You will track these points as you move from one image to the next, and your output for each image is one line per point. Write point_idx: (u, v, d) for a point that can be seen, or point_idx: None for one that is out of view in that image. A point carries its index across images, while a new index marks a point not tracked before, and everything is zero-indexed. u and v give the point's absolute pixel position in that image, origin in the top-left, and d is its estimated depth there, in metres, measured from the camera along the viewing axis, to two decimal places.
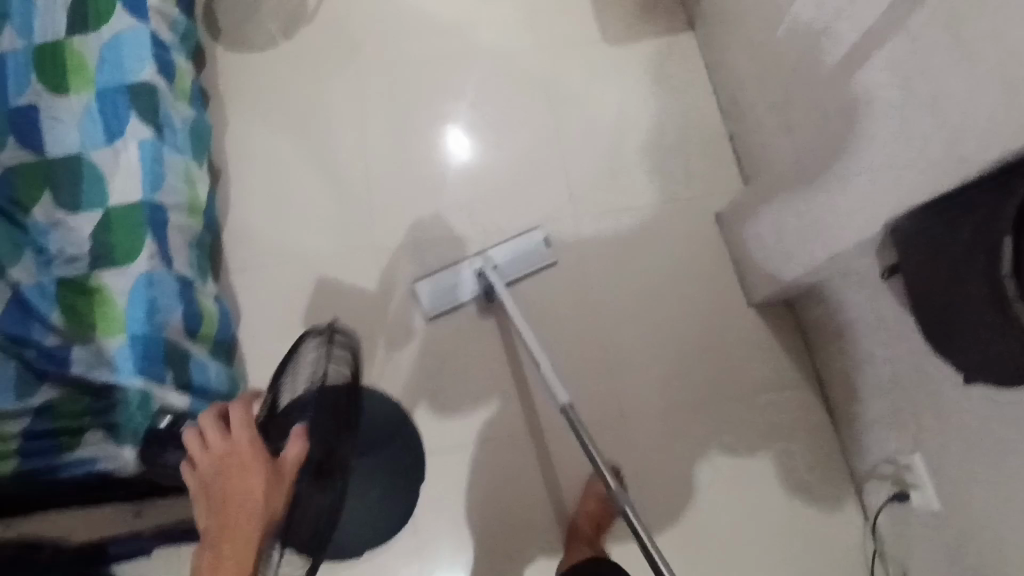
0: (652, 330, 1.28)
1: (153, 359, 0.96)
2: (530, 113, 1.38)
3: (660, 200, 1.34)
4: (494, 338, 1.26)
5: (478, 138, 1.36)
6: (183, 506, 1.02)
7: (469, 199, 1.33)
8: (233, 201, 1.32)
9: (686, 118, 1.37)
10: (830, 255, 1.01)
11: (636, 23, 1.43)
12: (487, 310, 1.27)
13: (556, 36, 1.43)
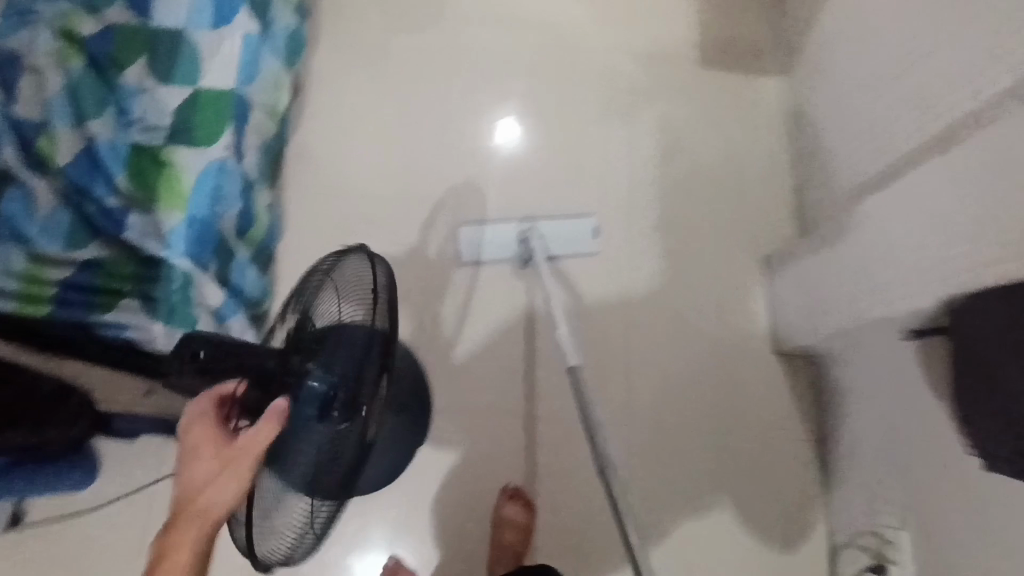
0: (675, 348, 1.31)
1: (205, 247, 0.95)
2: (608, 115, 1.40)
3: (711, 229, 1.37)
4: (525, 318, 1.26)
5: (552, 125, 1.38)
6: None
7: (530, 179, 1.34)
8: (304, 120, 1.33)
9: (752, 161, 1.41)
10: (870, 314, 1.04)
11: (727, 59, 1.45)
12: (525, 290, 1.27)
13: (650, 50, 1.45)
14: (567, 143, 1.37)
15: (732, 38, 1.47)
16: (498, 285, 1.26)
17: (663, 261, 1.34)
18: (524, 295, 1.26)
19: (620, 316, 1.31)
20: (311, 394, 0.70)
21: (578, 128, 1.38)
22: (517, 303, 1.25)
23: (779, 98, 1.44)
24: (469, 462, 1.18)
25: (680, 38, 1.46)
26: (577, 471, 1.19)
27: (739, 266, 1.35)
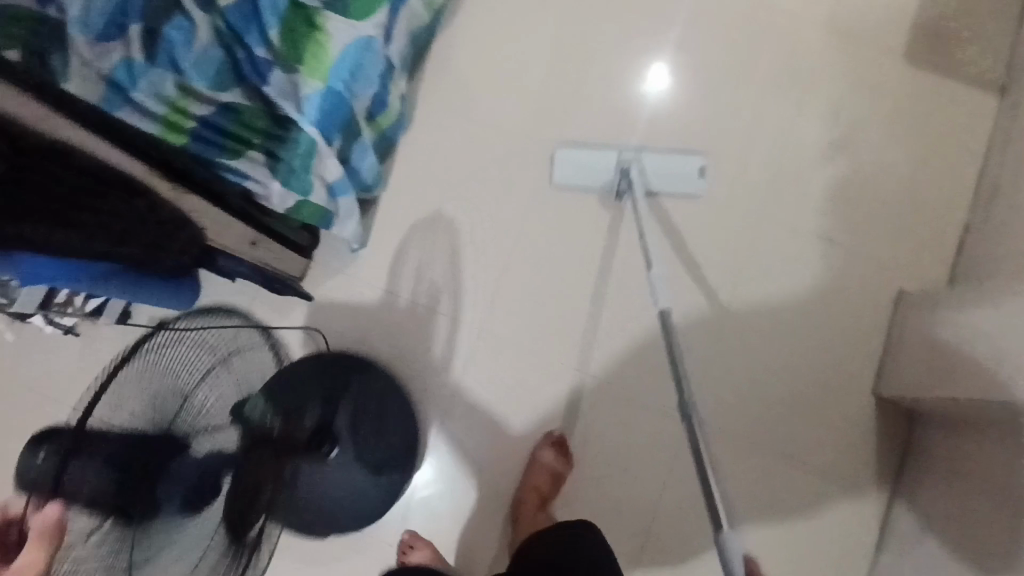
0: (761, 356, 1.22)
1: (331, 120, 0.98)
2: (777, 86, 1.25)
3: (849, 243, 1.23)
4: (616, 277, 1.21)
5: (709, 83, 1.25)
6: (279, 258, 1.12)
7: (667, 134, 1.24)
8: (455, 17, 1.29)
9: (925, 179, 1.22)
10: (989, 392, 0.91)
11: (940, 55, 1.24)
12: (627, 249, 1.20)
13: (851, 20, 1.25)
14: (718, 105, 1.25)
15: (959, 31, 1.24)
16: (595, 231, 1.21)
17: (780, 262, 1.23)
18: (621, 251, 1.21)
19: (715, 305, 1.23)
20: (184, 462, 0.74)
21: (739, 93, 1.25)
22: (612, 258, 1.21)
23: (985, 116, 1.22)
24: (518, 396, 1.20)
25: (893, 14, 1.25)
26: (616, 438, 1.18)
27: (867, 290, 1.22)
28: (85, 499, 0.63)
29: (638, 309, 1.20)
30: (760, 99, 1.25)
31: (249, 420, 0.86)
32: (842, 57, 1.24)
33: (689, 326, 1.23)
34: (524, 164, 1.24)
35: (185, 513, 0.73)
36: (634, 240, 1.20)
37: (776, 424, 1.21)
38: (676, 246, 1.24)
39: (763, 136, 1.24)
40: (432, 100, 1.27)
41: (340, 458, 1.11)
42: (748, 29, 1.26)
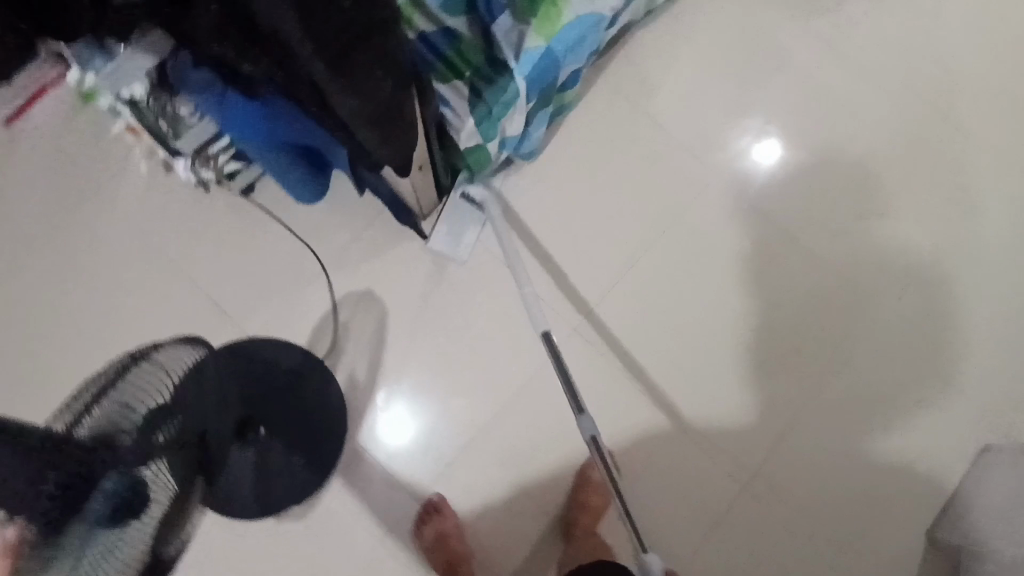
0: (831, 459, 1.24)
1: (536, 81, 0.97)
2: (922, 225, 1.32)
3: (948, 386, 1.26)
4: (721, 338, 1.28)
5: (860, 200, 1.32)
6: (419, 191, 1.10)
7: (807, 230, 1.32)
8: (651, 58, 1.37)
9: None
10: None
11: None
12: (736, 317, 1.28)
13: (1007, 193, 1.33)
14: (866, 222, 1.32)
15: None
16: (720, 296, 1.29)
17: (876, 380, 1.27)
18: (734, 320, 1.28)
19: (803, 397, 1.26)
20: (117, 476, 0.57)
21: (885, 216, 1.32)
22: (722, 321, 1.28)
23: None
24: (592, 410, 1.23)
25: None
26: (674, 487, 1.23)
27: (952, 434, 1.24)
28: (44, 505, 0.48)
29: (729, 373, 1.26)
30: (904, 230, 1.32)
31: (159, 431, 0.68)
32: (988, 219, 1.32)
33: (773, 407, 1.26)
34: (670, 206, 1.32)
35: (107, 523, 0.55)
36: (749, 317, 1.29)
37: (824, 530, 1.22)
38: (786, 332, 1.28)
39: (899, 265, 1.31)
40: (603, 117, 1.34)
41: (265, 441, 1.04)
42: (913, 163, 1.34)
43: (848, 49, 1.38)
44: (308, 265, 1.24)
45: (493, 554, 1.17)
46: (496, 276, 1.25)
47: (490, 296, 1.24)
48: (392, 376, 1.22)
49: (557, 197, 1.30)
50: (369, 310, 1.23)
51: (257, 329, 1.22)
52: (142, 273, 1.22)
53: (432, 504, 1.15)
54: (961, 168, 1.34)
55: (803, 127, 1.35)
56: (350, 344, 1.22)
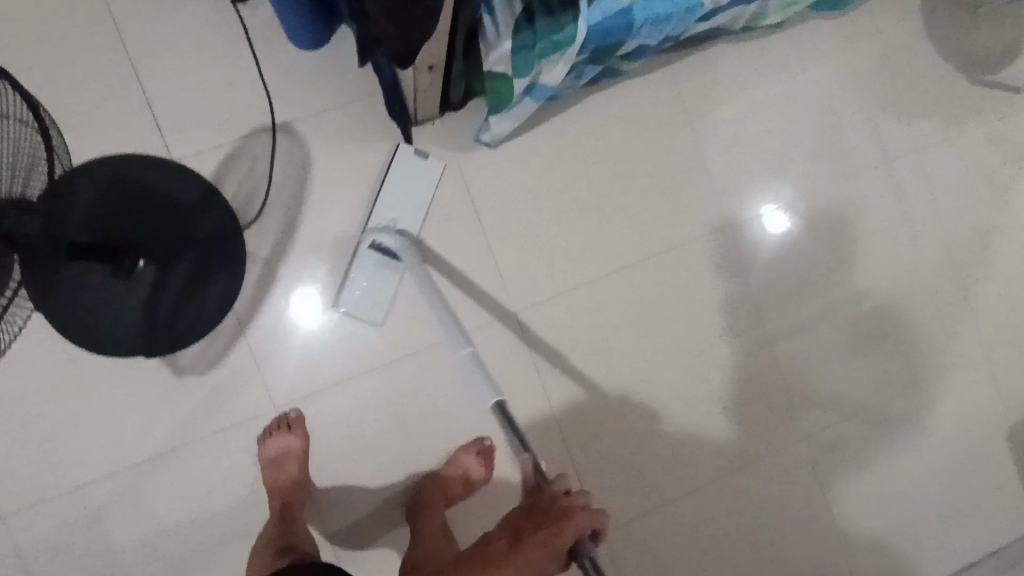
0: (690, 544, 1.21)
1: (599, 38, 0.84)
2: (883, 371, 1.27)
3: (827, 527, 1.24)
4: (648, 388, 1.20)
5: (839, 321, 1.26)
6: (418, 91, 0.93)
7: (779, 325, 1.24)
8: (720, 84, 1.23)
9: (919, 535, 1.26)
10: None
11: (1005, 462, 1.30)
12: (671, 375, 1.21)
13: (972, 380, 1.29)
14: (834, 343, 1.26)
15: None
16: (667, 349, 1.21)
17: (768, 492, 1.23)
18: (670, 377, 1.21)
19: (694, 477, 1.21)
20: None
21: (854, 347, 1.26)
22: (658, 372, 1.20)
23: (992, 532, 1.29)
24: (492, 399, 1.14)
25: (1001, 404, 1.30)
26: None
27: (806, 571, 1.24)
28: None
29: (639, 424, 1.19)
30: (865, 367, 1.26)
31: None
32: (943, 396, 1.28)
33: (664, 477, 1.20)
34: (665, 239, 1.21)
35: None
36: (685, 382, 1.21)
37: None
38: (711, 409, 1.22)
39: (845, 400, 1.26)
40: (644, 114, 1.20)
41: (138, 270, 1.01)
42: (905, 310, 1.28)
43: (901, 171, 1.29)
44: (268, 117, 1.08)
45: (331, 494, 1.08)
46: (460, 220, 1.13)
47: (446, 240, 1.13)
48: (304, 269, 1.08)
49: (561, 171, 1.17)
50: (314, 193, 1.09)
51: (183, 157, 1.05)
52: (83, 39, 1.03)
53: (286, 418, 1.05)
54: (944, 335, 1.29)
55: (826, 225, 1.26)
56: (275, 218, 1.08)
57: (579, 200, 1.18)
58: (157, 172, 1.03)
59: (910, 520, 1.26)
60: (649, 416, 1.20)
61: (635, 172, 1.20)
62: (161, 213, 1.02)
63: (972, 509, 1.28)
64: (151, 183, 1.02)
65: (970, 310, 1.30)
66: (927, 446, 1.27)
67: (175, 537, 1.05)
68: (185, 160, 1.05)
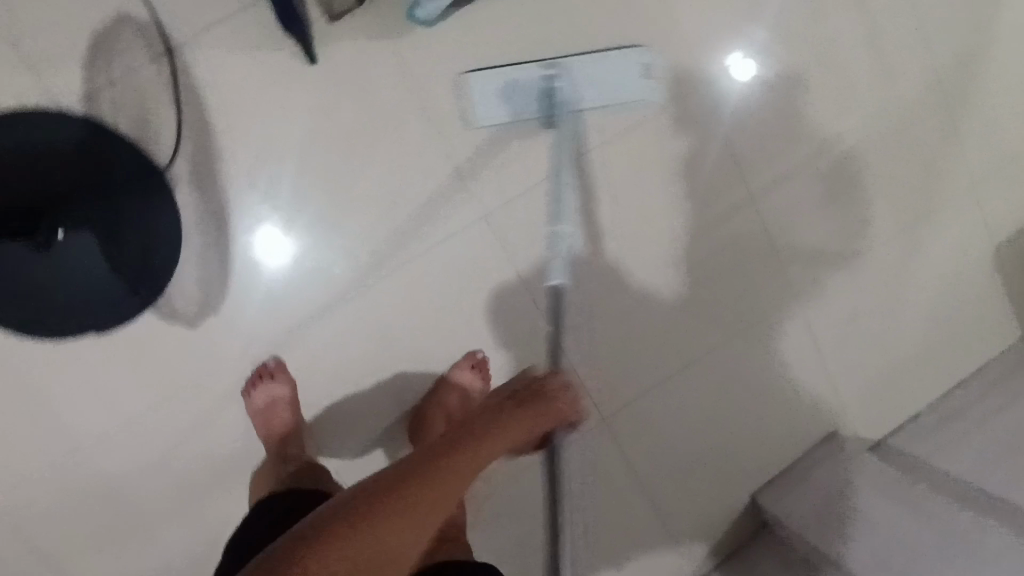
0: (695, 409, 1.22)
1: None
2: (872, 211, 1.22)
3: (824, 373, 1.26)
4: (630, 268, 1.16)
5: (824, 166, 1.19)
6: None
7: (762, 182, 1.18)
8: None
9: (908, 365, 1.29)
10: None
11: (988, 284, 1.31)
12: (653, 250, 1.16)
13: (960, 206, 1.26)
14: (822, 190, 1.20)
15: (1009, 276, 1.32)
16: (643, 225, 1.16)
17: (765, 348, 1.23)
18: (652, 259, 1.16)
19: (691, 349, 1.20)
20: None
21: (841, 190, 1.20)
22: (640, 247, 1.16)
23: (977, 350, 1.32)
24: (468, 317, 1.06)
25: (986, 226, 1.28)
26: None
27: (807, 416, 1.26)
28: None
29: (626, 305, 1.17)
30: (853, 211, 1.22)
31: None
32: (930, 227, 1.25)
33: (655, 359, 1.20)
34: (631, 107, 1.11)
35: None
36: (663, 258, 1.17)
37: (661, 486, 1.22)
38: (700, 279, 1.19)
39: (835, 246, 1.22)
40: None
41: (65, 245, 0.90)
42: (888, 142, 1.21)
43: None
44: (156, 33, 0.92)
45: (323, 437, 1.05)
46: (406, 127, 1.00)
47: (393, 152, 1.00)
48: (246, 209, 0.97)
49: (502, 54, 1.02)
50: (236, 124, 0.95)
51: (66, 101, 0.90)
52: None
53: (270, 367, 0.99)
54: (927, 166, 1.23)
55: (799, 68, 1.15)
56: (196, 146, 0.94)
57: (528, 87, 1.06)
58: (53, 126, 0.88)
59: (892, 359, 1.28)
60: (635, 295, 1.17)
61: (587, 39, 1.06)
62: (69, 168, 0.89)
63: (957, 333, 1.31)
64: (41, 138, 0.88)
65: (957, 135, 1.23)
66: (907, 287, 1.26)
67: (169, 507, 1.02)
68: (68, 104, 0.90)
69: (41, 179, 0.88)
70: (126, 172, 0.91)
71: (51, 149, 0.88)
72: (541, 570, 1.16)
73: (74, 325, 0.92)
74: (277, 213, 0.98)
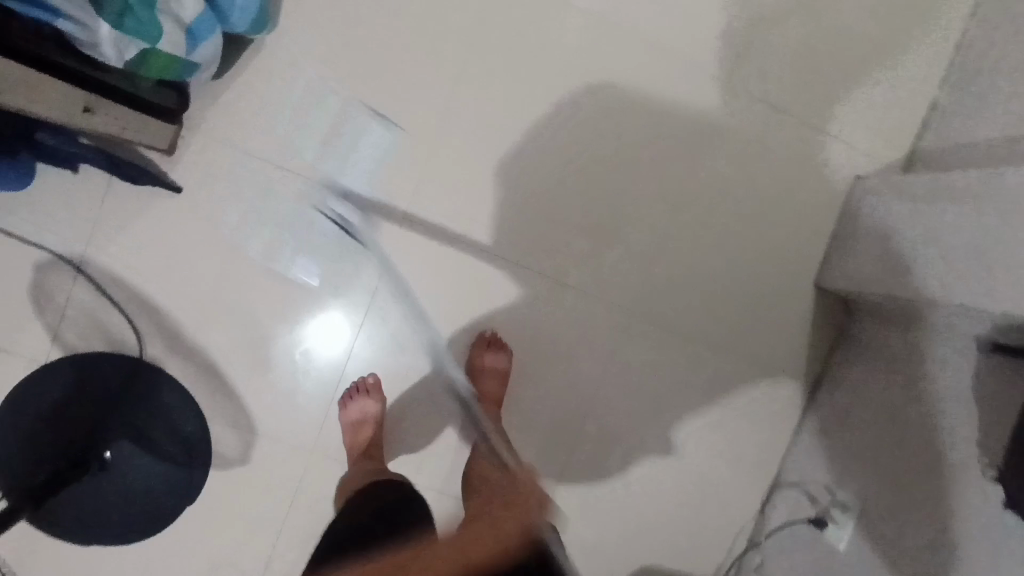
0: (710, 249, 1.15)
1: None
2: None
3: (809, 134, 1.16)
4: (564, 170, 1.11)
5: None
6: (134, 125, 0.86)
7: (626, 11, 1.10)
8: None
9: (891, 71, 1.16)
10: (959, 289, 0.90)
11: None
12: (573, 142, 1.11)
13: None
14: None
15: None
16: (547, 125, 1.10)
17: (737, 152, 1.15)
18: (574, 145, 1.11)
19: (669, 199, 1.14)
20: None
21: None
22: (558, 149, 1.11)
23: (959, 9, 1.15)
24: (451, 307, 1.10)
25: None
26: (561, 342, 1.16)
27: (821, 183, 1.17)
28: None
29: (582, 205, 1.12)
30: None
31: None
32: None
33: (637, 224, 1.13)
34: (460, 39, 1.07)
35: None
36: (585, 142, 1.11)
37: (721, 331, 1.17)
38: (633, 134, 1.12)
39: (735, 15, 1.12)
40: None
41: (117, 460, 1.01)
42: None
43: None
44: (60, 259, 1.00)
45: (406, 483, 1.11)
46: (286, 193, 1.04)
47: (290, 222, 1.05)
48: (223, 344, 1.05)
49: (318, 81, 1.04)
50: (163, 284, 1.03)
51: (33, 355, 1.01)
52: None
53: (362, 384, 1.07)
54: None
55: None
56: (153, 323, 1.03)
57: (351, 75, 1.04)
58: (47, 382, 1.00)
59: (868, 70, 1.15)
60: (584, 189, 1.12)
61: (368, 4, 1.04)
62: (75, 406, 1.00)
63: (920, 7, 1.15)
64: (44, 397, 1.00)
65: None
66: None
67: None
68: (37, 355, 1.01)
69: (66, 423, 1.00)
70: (114, 380, 1.02)
71: (59, 397, 1.00)
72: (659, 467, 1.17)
73: (161, 518, 1.04)
74: (247, 331, 1.06)
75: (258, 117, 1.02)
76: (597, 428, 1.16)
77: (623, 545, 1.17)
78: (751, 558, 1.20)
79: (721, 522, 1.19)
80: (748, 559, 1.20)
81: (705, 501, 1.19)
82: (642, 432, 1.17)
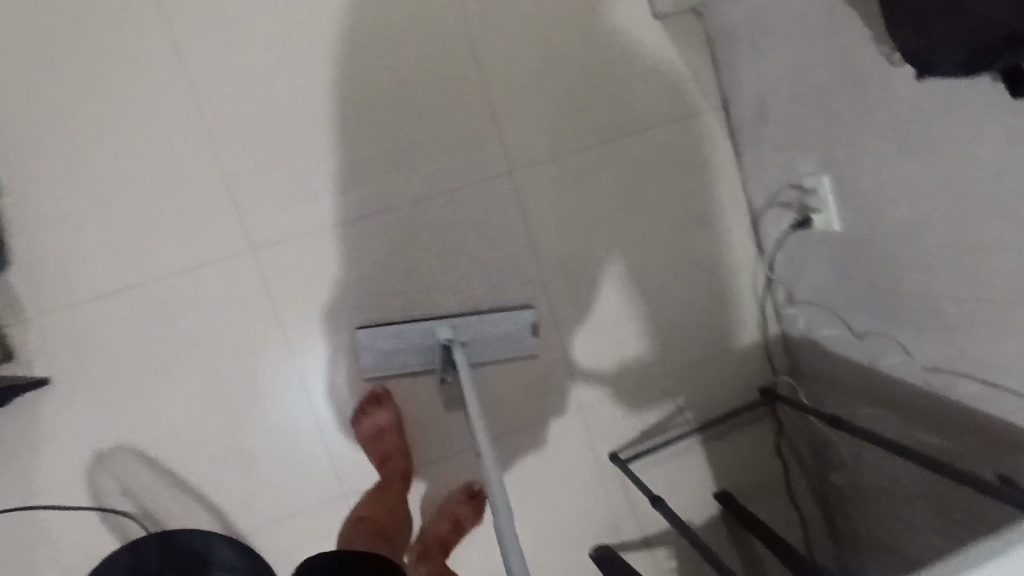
0: (539, 72, 1.10)
1: None
2: None
3: None
4: (359, 107, 1.04)
5: None
6: None
7: None
8: None
9: None
10: None
11: None
12: (346, 78, 1.04)
13: None
14: None
15: None
16: (314, 81, 1.03)
17: None
18: (352, 81, 1.04)
19: (470, 59, 1.08)
20: None
21: None
22: (339, 94, 1.04)
23: None
24: (367, 293, 1.07)
25: None
26: (481, 248, 1.11)
27: None
28: None
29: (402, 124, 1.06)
30: None
31: None
32: None
33: (459, 90, 1.08)
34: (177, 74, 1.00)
35: None
36: (357, 69, 1.04)
37: (601, 133, 1.13)
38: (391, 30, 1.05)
39: None
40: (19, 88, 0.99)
41: None
42: None
43: None
44: (22, 506, 1.01)
45: (449, 454, 1.12)
46: (155, 312, 1.01)
47: (176, 333, 1.02)
48: (208, 471, 1.04)
49: (93, 203, 0.99)
50: (117, 455, 1.02)
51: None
52: None
53: (373, 395, 1.06)
54: None
55: None
56: (141, 497, 1.03)
57: (117, 160, 0.99)
58: None
59: None
60: (391, 110, 1.06)
61: (78, 94, 0.98)
62: None
63: None
64: None
65: None
66: None
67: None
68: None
69: None
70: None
71: None
72: (636, 282, 1.16)
73: None
74: (222, 446, 1.04)
75: (79, 272, 0.99)
76: (565, 290, 1.14)
77: (654, 362, 1.18)
78: (774, 292, 1.18)
79: (722, 285, 1.18)
80: (775, 288, 1.18)
81: (696, 275, 1.17)
82: (599, 264, 1.15)
